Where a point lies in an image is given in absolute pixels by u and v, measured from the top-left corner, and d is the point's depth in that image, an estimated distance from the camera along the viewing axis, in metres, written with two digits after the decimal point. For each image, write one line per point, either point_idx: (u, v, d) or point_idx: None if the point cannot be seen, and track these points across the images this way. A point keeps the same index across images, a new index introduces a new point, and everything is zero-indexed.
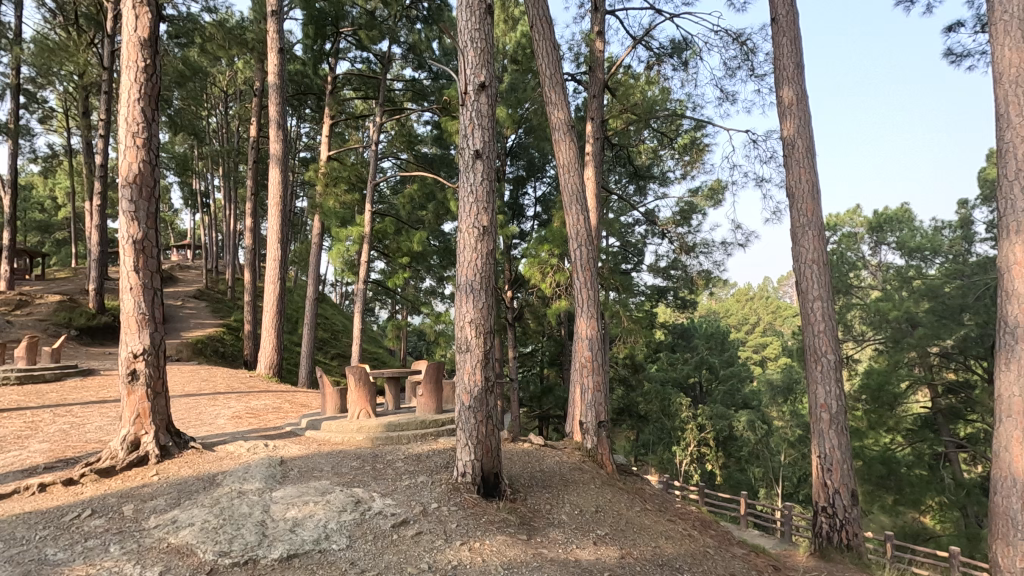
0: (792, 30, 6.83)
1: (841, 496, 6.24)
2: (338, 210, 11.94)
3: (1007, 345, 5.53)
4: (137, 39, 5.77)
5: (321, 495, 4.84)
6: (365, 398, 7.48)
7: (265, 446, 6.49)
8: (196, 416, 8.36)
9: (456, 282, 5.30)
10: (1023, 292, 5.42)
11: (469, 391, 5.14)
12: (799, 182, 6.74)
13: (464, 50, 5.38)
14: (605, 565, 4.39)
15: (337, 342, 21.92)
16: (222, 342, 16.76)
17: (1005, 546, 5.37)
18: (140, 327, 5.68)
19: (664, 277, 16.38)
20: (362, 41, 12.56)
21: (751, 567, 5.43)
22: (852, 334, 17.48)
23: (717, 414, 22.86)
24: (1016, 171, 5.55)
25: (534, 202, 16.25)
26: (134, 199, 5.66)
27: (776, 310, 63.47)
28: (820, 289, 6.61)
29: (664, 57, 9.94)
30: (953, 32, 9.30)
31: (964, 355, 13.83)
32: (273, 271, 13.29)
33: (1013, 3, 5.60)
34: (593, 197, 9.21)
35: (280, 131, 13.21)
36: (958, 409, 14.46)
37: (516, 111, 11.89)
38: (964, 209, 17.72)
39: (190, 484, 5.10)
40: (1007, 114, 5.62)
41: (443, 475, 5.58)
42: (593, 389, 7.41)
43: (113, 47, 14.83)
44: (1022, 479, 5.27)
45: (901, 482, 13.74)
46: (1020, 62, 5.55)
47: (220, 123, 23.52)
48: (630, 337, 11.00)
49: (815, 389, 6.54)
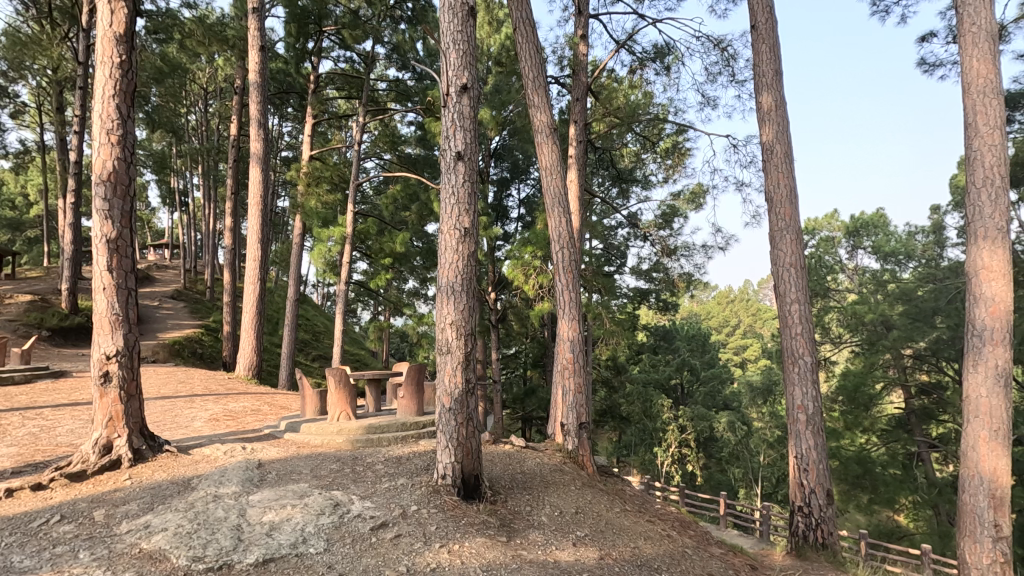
0: (771, 38, 6.94)
1: (817, 496, 6.34)
2: (320, 211, 11.84)
3: (975, 348, 5.66)
4: (112, 34, 5.65)
5: (298, 498, 4.79)
6: (346, 399, 7.50)
7: (242, 449, 6.40)
8: (172, 419, 8.23)
9: (437, 284, 5.28)
10: (990, 295, 5.58)
11: (450, 393, 5.12)
12: (778, 187, 6.85)
13: (446, 51, 5.38)
14: (584, 566, 4.41)
15: (318, 344, 21.68)
16: (201, 343, 16.50)
17: (972, 543, 5.52)
18: (113, 328, 5.56)
19: (646, 279, 16.58)
20: (346, 40, 12.47)
21: (728, 567, 5.49)
22: (829, 336, 17.84)
23: (699, 415, 23.11)
24: (983, 179, 5.72)
25: (518, 204, 16.33)
26: (108, 198, 5.53)
27: (756, 312, 64.33)
28: (797, 292, 6.72)
29: (647, 62, 10.05)
30: (925, 43, 9.59)
31: (937, 356, 14.19)
32: (253, 270, 13.12)
33: (981, 16, 5.75)
34: (575, 199, 9.24)
35: (261, 130, 13.04)
36: (931, 409, 14.86)
37: (500, 113, 11.92)
38: (936, 215, 18.17)
39: (164, 488, 5.01)
40: (975, 123, 5.78)
41: (424, 478, 5.57)
42: (575, 391, 7.42)
43: (88, 42, 14.46)
44: (989, 478, 5.44)
45: (876, 481, 14.01)
46: (987, 73, 5.71)
47: (199, 120, 23.16)
48: (611, 339, 11.02)
49: (792, 391, 6.64)
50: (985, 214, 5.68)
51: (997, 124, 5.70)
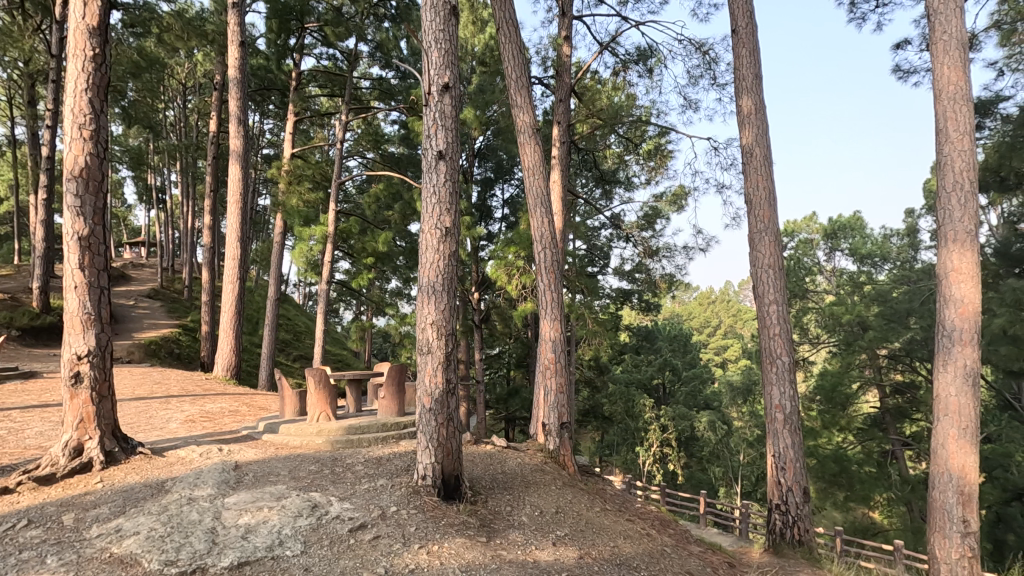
0: (751, 42, 7.04)
1: (794, 494, 6.44)
2: (301, 209, 11.68)
3: (945, 348, 5.80)
4: (85, 26, 5.51)
5: (276, 499, 4.73)
6: (326, 400, 7.45)
7: (219, 450, 6.30)
8: (146, 420, 8.08)
9: (417, 283, 5.25)
10: (959, 296, 5.72)
11: (430, 393, 5.09)
12: (757, 189, 6.95)
13: (428, 50, 5.35)
14: (563, 565, 4.41)
15: (299, 344, 21.40)
16: (178, 343, 16.20)
17: (942, 538, 5.66)
18: (85, 327, 5.42)
19: (629, 280, 16.72)
20: (328, 38, 12.36)
21: (706, 565, 5.53)
22: (807, 337, 18.15)
23: (680, 414, 23.31)
24: (953, 182, 5.86)
25: (502, 204, 16.36)
26: (80, 194, 5.41)
27: (736, 313, 65.15)
28: (776, 293, 6.83)
29: (630, 64, 10.12)
30: (900, 50, 9.83)
31: (911, 356, 14.53)
32: (232, 269, 12.91)
33: (952, 24, 5.89)
34: (558, 200, 9.26)
35: (241, 127, 12.85)
36: (905, 409, 15.21)
37: (484, 113, 11.95)
38: (910, 218, 18.63)
39: (136, 491, 4.90)
40: (945, 128, 5.93)
41: (403, 478, 5.53)
42: (557, 390, 7.42)
43: (61, 34, 14.09)
44: (957, 474, 5.58)
45: (852, 480, 14.22)
46: (957, 80, 5.85)
47: (178, 115, 22.72)
48: (594, 339, 11.08)
49: (770, 391, 6.74)
50: (955, 218, 5.83)
51: (966, 130, 5.86)
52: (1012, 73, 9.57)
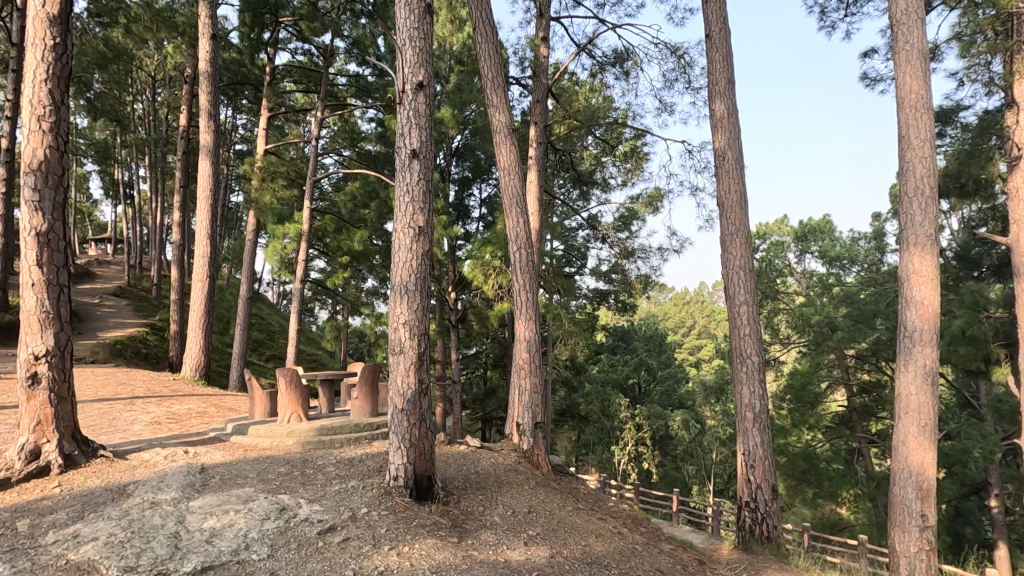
0: (725, 47, 7.16)
1: (762, 492, 6.57)
2: (275, 207, 11.46)
3: (907, 348, 5.99)
4: (45, 15, 5.31)
5: (243, 503, 4.63)
6: (297, 401, 7.36)
7: (185, 452, 6.15)
8: (109, 423, 7.82)
9: (390, 282, 5.21)
10: (919, 298, 5.90)
11: (402, 394, 5.05)
12: (728, 191, 7.07)
13: (402, 48, 5.31)
14: (534, 565, 4.42)
15: (272, 344, 21.01)
16: (145, 343, 15.76)
17: (902, 533, 5.84)
18: (42, 326, 5.22)
19: (605, 280, 16.89)
20: (303, 33, 12.15)
21: (676, 563, 5.59)
22: (778, 338, 18.57)
23: (654, 413, 23.54)
24: (915, 188, 6.06)
25: (479, 203, 16.37)
26: (38, 188, 5.22)
27: (710, 313, 66.14)
28: (746, 294, 6.96)
29: (606, 66, 10.20)
30: (868, 58, 10.15)
31: (876, 356, 14.96)
32: (202, 267, 12.60)
33: (914, 35, 6.08)
34: (534, 199, 9.27)
35: (212, 121, 12.55)
36: (871, 407, 15.71)
37: (461, 112, 11.96)
38: (877, 222, 19.20)
39: (96, 496, 4.74)
40: (908, 136, 6.11)
41: (375, 480, 5.48)
42: (531, 390, 7.45)
43: (21, 22, 13.55)
44: (917, 471, 5.76)
45: (820, 476, 14.60)
46: (919, 89, 6.04)
47: (146, 109, 22.09)
48: (570, 339, 11.14)
49: (740, 390, 6.85)
50: (916, 222, 6.01)
51: (927, 137, 6.05)
52: (972, 83, 9.93)
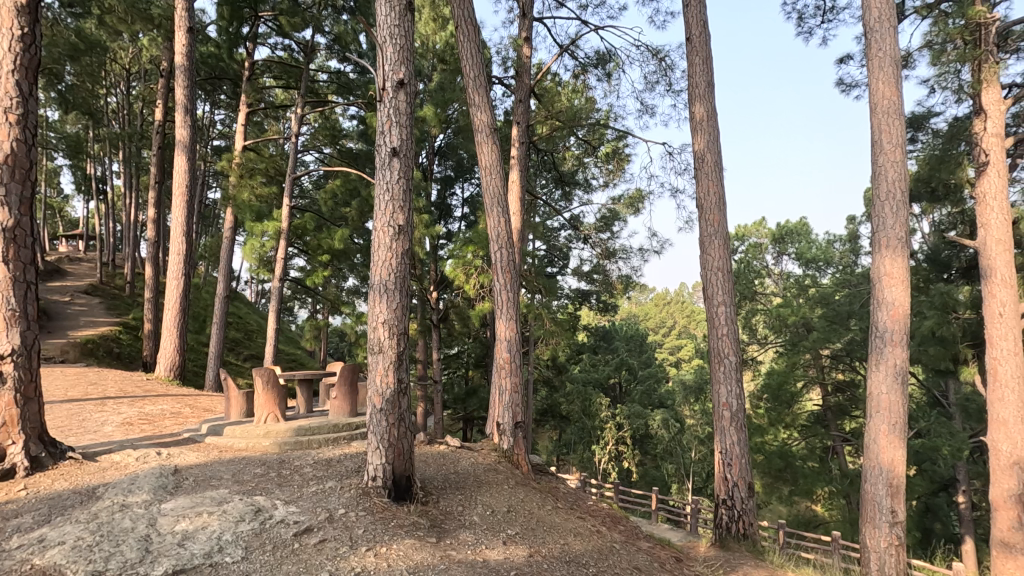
0: (704, 50, 7.24)
1: (739, 490, 6.65)
2: (253, 204, 11.28)
3: (878, 348, 6.13)
4: (13, 4, 5.16)
5: (217, 505, 4.55)
6: (274, 401, 7.26)
7: (157, 454, 6.01)
8: (78, 424, 7.60)
9: (369, 282, 5.16)
10: (891, 300, 6.04)
11: (381, 393, 5.01)
12: (708, 194, 7.16)
13: (383, 45, 5.26)
14: (513, 564, 4.42)
15: (250, 343, 20.69)
16: (118, 342, 15.38)
17: (872, 528, 5.98)
18: (9, 324, 5.06)
19: (587, 280, 16.99)
20: (283, 28, 11.99)
21: (654, 560, 5.65)
22: (755, 338, 18.90)
23: (635, 413, 23.73)
24: (887, 192, 6.20)
25: (462, 203, 16.34)
26: (4, 182, 5.05)
27: (690, 313, 66.92)
28: (724, 295, 7.06)
29: (589, 67, 10.26)
30: (844, 64, 10.38)
31: (850, 356, 15.30)
32: (177, 265, 12.32)
33: (887, 42, 6.23)
34: (516, 199, 9.25)
35: (188, 116, 12.30)
36: (845, 406, 16.05)
37: (443, 111, 11.94)
38: (852, 224, 19.64)
39: (64, 499, 4.62)
40: (880, 140, 6.25)
41: (353, 480, 5.43)
42: (511, 390, 7.45)
43: None
44: (888, 467, 5.91)
45: (796, 474, 14.88)
46: (891, 95, 6.19)
47: (120, 102, 21.57)
48: (551, 339, 11.15)
49: (718, 389, 6.95)
50: (888, 225, 6.15)
51: (899, 142, 6.19)
52: (942, 91, 10.20)
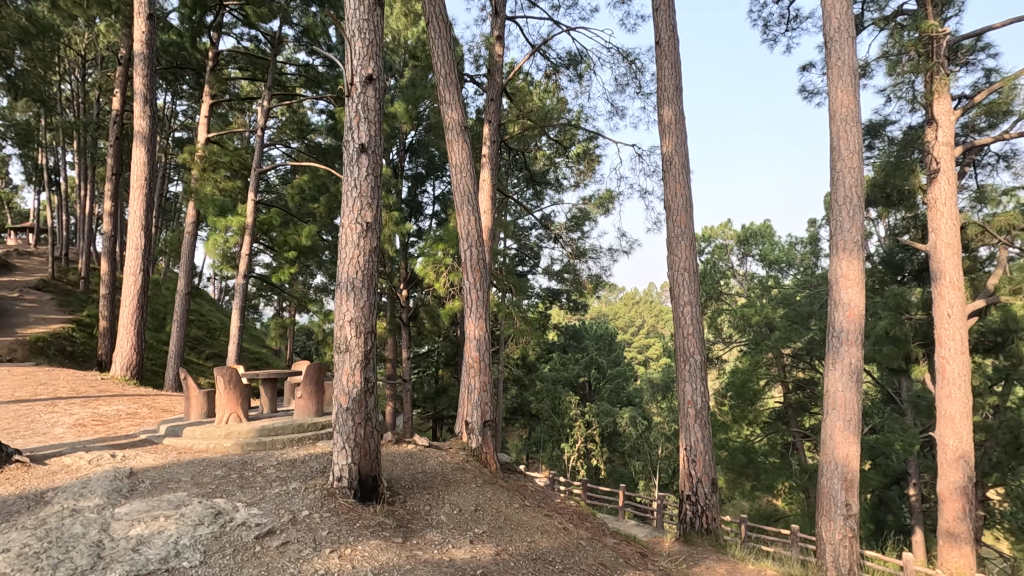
0: (673, 54, 7.37)
1: (703, 485, 6.80)
2: (217, 198, 10.95)
3: (835, 348, 6.34)
4: None
5: (174, 508, 4.41)
6: (236, 401, 7.08)
7: (112, 456, 5.80)
8: (26, 426, 7.28)
9: (336, 280, 5.08)
10: (846, 300, 6.26)
11: (347, 393, 4.95)
12: (675, 196, 7.30)
13: (351, 39, 5.18)
14: (479, 563, 4.42)
15: (213, 342, 20.14)
16: (71, 340, 14.74)
17: (828, 521, 6.20)
18: None
19: (557, 279, 17.09)
20: (249, 18, 11.69)
21: (619, 556, 5.73)
22: (721, 336, 19.33)
23: (604, 410, 23.98)
24: (844, 197, 6.42)
25: (432, 200, 16.23)
26: None
27: (658, 313, 67.89)
28: (689, 295, 7.21)
29: (560, 68, 10.32)
30: (806, 72, 10.72)
31: (810, 354, 15.80)
32: (135, 260, 11.88)
33: (845, 52, 6.43)
34: (486, 197, 9.24)
35: (147, 106, 11.85)
36: (804, 403, 16.60)
37: (414, 108, 11.84)
38: (812, 227, 20.27)
39: (9, 505, 4.40)
40: (839, 146, 6.47)
41: (318, 481, 5.34)
42: (480, 389, 7.44)
43: None
44: (843, 462, 6.12)
45: (757, 470, 15.31)
46: (849, 103, 6.41)
47: (75, 90, 20.66)
48: (521, 338, 11.19)
49: (683, 387, 7.09)
50: (845, 228, 6.38)
51: (856, 148, 6.42)
52: (897, 100, 10.64)
